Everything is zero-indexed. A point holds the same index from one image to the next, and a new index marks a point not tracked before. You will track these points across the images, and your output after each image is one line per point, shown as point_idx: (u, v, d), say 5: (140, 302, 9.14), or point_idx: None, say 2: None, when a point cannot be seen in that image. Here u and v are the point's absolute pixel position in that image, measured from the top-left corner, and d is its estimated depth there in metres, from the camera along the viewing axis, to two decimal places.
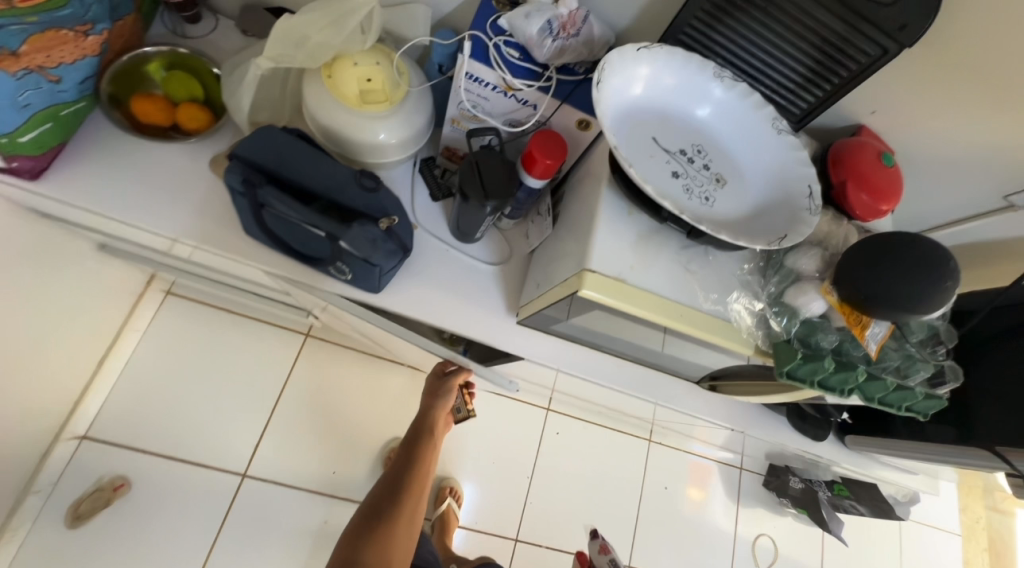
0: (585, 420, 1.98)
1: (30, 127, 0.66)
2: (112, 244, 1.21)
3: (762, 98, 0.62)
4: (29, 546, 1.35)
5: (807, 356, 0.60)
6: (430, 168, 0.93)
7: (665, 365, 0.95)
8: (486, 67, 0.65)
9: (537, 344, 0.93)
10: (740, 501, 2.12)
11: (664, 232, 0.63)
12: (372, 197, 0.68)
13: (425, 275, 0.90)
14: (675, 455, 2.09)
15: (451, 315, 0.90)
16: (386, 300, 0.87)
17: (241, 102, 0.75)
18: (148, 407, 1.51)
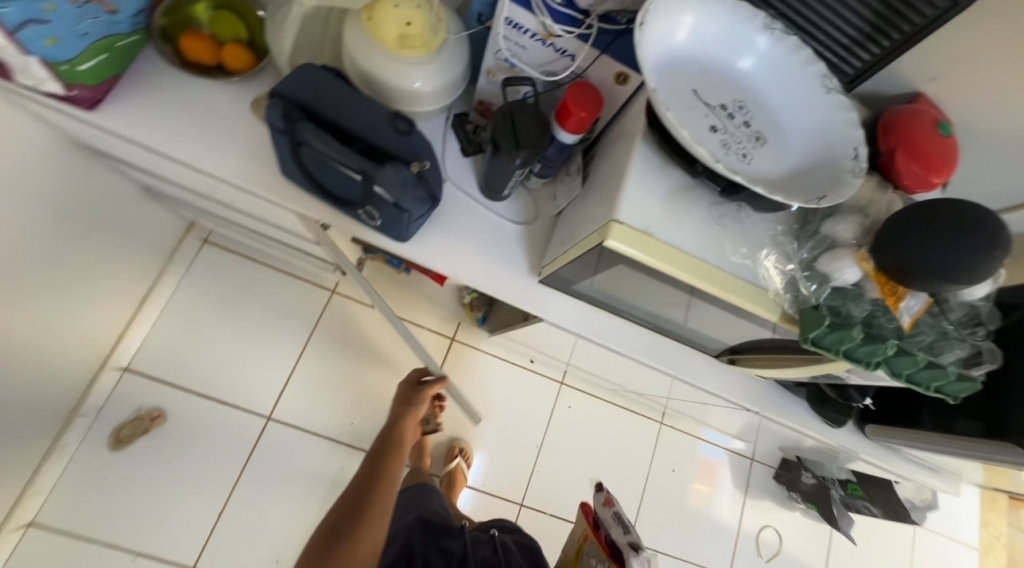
0: (597, 397, 2.01)
1: (89, 56, 0.70)
2: (156, 186, 1.27)
3: (814, 52, 0.59)
4: (75, 462, 1.47)
5: (836, 324, 0.59)
6: (462, 123, 0.93)
7: (685, 337, 0.94)
8: (526, 12, 0.64)
9: (556, 306, 0.93)
10: (749, 492, 2.11)
11: (696, 190, 0.62)
12: (405, 140, 0.69)
13: (451, 229, 0.91)
14: (686, 441, 2.09)
15: (474, 271, 0.91)
16: (412, 251, 0.89)
17: (283, 43, 0.77)
18: (185, 347, 1.60)
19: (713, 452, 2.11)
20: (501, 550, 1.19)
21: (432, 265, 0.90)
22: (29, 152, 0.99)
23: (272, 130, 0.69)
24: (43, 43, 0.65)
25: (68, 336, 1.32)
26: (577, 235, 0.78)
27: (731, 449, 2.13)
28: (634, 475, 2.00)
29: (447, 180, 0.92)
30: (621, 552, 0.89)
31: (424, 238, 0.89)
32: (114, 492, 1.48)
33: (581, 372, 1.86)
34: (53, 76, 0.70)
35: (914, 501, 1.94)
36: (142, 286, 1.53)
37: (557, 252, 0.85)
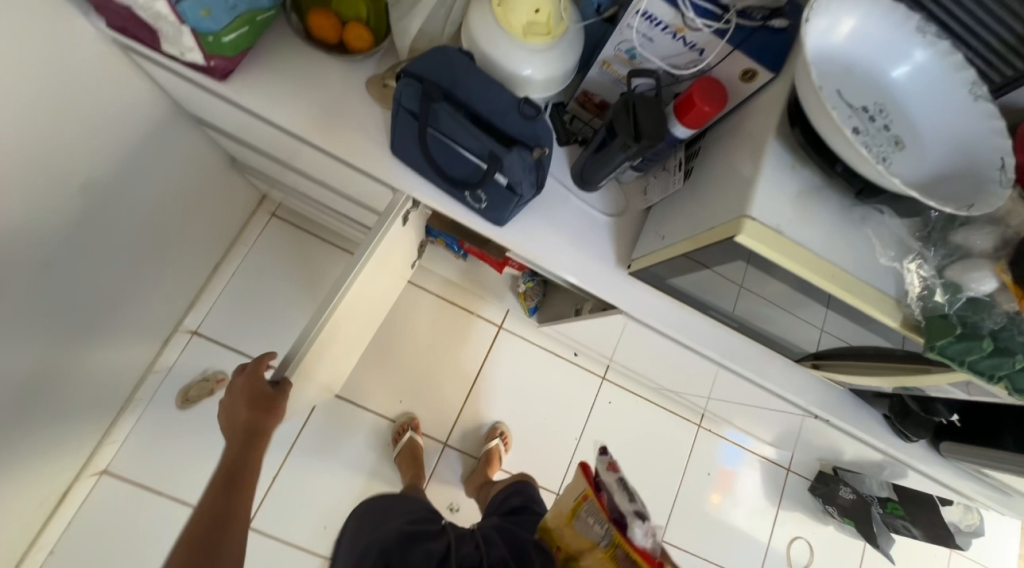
0: (638, 395, 2.03)
1: (233, 29, 0.73)
2: (243, 157, 1.32)
3: (963, 58, 0.59)
4: (146, 418, 1.54)
5: (964, 334, 0.59)
6: (560, 112, 0.94)
7: (767, 339, 0.94)
8: (667, 5, 0.66)
9: (638, 297, 0.95)
10: (782, 503, 2.11)
11: (827, 191, 0.62)
12: (529, 124, 0.71)
13: (544, 219, 0.93)
14: (721, 445, 2.10)
15: (561, 258, 0.93)
16: (503, 235, 0.91)
17: (409, 26, 0.78)
18: (249, 315, 1.66)
19: (746, 459, 2.11)
20: (483, 546, 1.08)
21: (520, 250, 0.92)
22: (143, 117, 1.04)
23: (399, 109, 0.72)
24: (198, 13, 0.69)
25: (150, 296, 1.39)
26: (679, 230, 0.78)
27: (764, 456, 2.13)
28: (666, 475, 2.02)
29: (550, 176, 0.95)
30: (625, 518, 0.89)
31: (517, 223, 0.92)
32: (179, 449, 1.56)
33: (624, 367, 1.88)
34: (199, 46, 0.74)
35: (960, 525, 1.92)
36: (214, 255, 1.59)
37: (652, 246, 0.86)
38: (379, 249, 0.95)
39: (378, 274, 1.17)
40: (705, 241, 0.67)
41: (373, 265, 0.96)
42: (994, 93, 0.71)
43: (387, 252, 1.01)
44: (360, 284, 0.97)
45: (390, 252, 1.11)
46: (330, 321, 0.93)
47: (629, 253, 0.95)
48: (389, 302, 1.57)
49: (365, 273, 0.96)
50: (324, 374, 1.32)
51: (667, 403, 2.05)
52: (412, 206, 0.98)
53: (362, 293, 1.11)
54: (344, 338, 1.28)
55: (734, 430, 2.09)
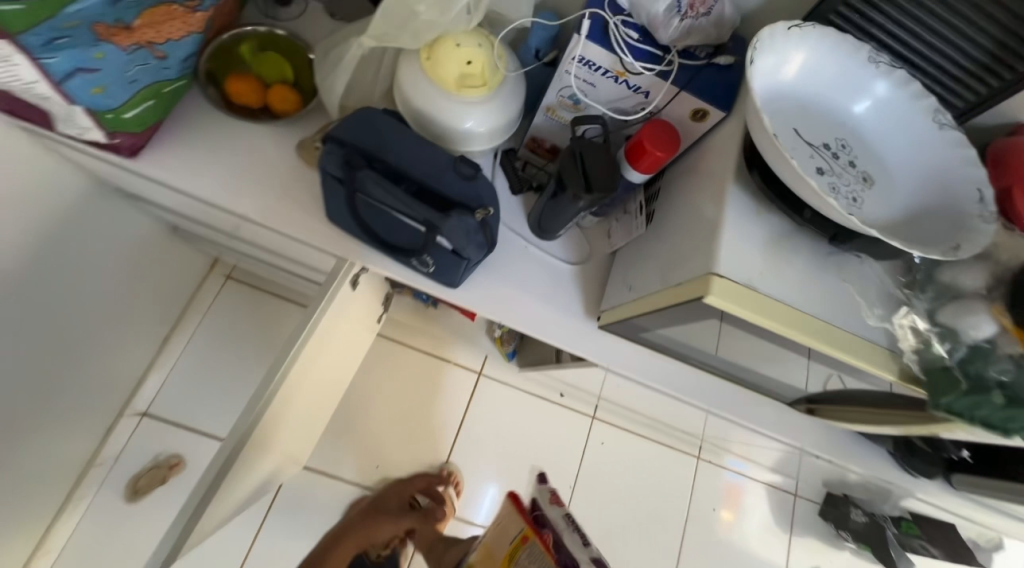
0: (630, 431, 1.93)
1: (134, 103, 0.67)
2: (184, 226, 1.23)
3: (922, 86, 0.55)
4: (90, 516, 1.39)
5: (970, 389, 0.52)
6: (511, 159, 0.88)
7: (754, 384, 0.87)
8: (604, 49, 0.61)
9: (613, 350, 0.87)
10: (794, 530, 2.00)
11: (799, 238, 0.56)
12: (469, 185, 0.65)
13: (506, 277, 0.86)
14: (723, 476, 1.99)
15: (528, 318, 0.85)
16: (463, 298, 0.83)
17: (335, 84, 0.72)
18: (205, 389, 1.53)
19: (750, 488, 2.01)
20: None
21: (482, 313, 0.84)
22: (59, 196, 0.95)
23: (325, 177, 0.64)
24: (88, 91, 0.62)
25: (92, 383, 1.27)
26: (647, 282, 0.72)
27: (770, 483, 2.03)
28: (668, 515, 1.90)
29: (507, 230, 0.88)
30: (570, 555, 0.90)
31: (476, 283, 0.84)
32: (129, 549, 1.39)
33: (613, 405, 1.78)
34: (97, 124, 0.67)
35: (979, 541, 1.80)
36: (162, 329, 1.47)
37: (621, 299, 0.79)
38: (328, 325, 0.86)
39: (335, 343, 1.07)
40: (673, 300, 0.59)
41: (320, 341, 0.87)
42: (961, 115, 0.68)
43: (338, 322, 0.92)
44: (308, 362, 0.88)
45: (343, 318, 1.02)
46: (271, 407, 0.81)
47: (598, 304, 0.88)
48: (353, 363, 1.47)
49: (312, 351, 0.86)
50: (281, 452, 1.19)
51: (663, 437, 1.95)
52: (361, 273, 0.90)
53: (315, 365, 1.00)
54: (303, 411, 1.17)
55: (737, 461, 1.97)
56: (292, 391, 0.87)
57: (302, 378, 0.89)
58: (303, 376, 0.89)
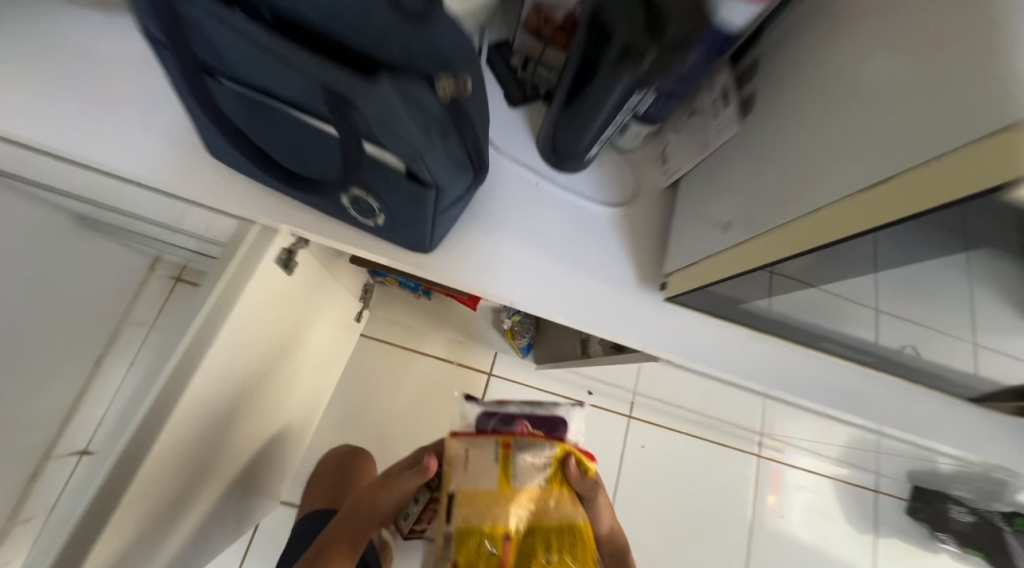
0: (675, 429, 1.62)
1: None
2: (98, 218, 0.94)
3: None
4: None
5: None
6: (504, 54, 0.59)
7: (901, 366, 0.58)
8: None
9: (685, 334, 0.58)
10: (876, 532, 1.69)
11: None
12: (417, 34, 0.32)
13: (517, 233, 0.55)
14: (789, 475, 1.68)
15: (556, 295, 0.54)
16: (454, 271, 0.53)
17: None
18: None
19: (818, 486, 1.70)
20: None
21: (487, 292, 0.53)
22: None
23: (160, 47, 0.36)
24: None
25: None
26: (777, 214, 0.43)
27: (846, 480, 1.71)
28: (726, 524, 1.60)
29: (511, 163, 0.57)
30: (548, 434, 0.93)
31: (472, 247, 0.54)
32: None
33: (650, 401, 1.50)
34: None
35: None
36: (93, 350, 1.15)
37: (716, 249, 0.49)
38: (243, 325, 0.56)
39: (284, 353, 0.78)
40: (862, 224, 0.37)
41: (238, 350, 0.58)
42: None
43: (268, 322, 0.63)
44: (223, 384, 0.59)
45: (292, 319, 0.73)
46: (163, 461, 0.52)
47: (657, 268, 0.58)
48: (331, 373, 1.18)
49: (226, 366, 0.57)
50: (241, 499, 0.92)
51: (713, 434, 1.63)
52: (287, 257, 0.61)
53: (254, 388, 0.71)
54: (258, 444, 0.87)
55: (795, 453, 1.64)
56: (203, 427, 0.59)
57: (218, 406, 0.60)
58: (220, 403, 0.60)
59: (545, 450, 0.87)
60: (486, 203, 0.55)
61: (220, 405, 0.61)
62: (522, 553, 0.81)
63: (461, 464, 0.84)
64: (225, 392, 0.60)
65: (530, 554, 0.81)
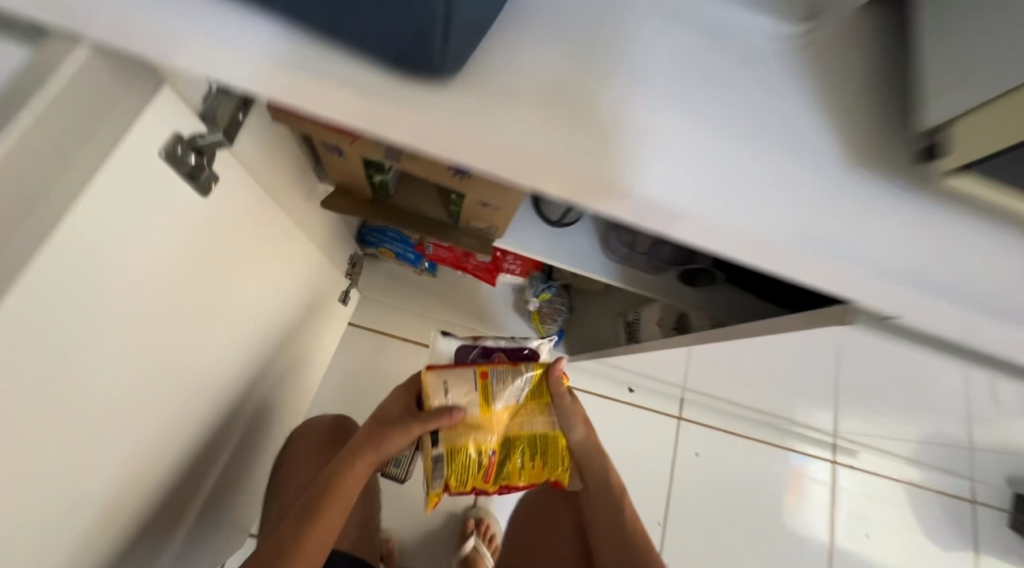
0: (733, 432, 1.36)
1: None
2: None
3: None
4: None
5: None
6: None
7: None
8: None
9: (926, 240, 0.35)
10: (976, 548, 1.42)
11: None
12: None
13: (666, 85, 0.33)
14: (867, 482, 1.41)
15: (745, 191, 0.32)
16: (575, 144, 0.29)
17: None
18: None
19: (899, 495, 1.43)
20: None
21: (629, 185, 0.30)
22: None
23: None
24: None
25: None
26: None
27: (934, 486, 1.44)
28: (799, 544, 1.32)
29: None
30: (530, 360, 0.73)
31: (595, 102, 0.31)
32: None
33: (701, 396, 1.25)
34: None
35: None
36: None
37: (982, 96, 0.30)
38: (92, 219, 0.32)
39: (226, 312, 0.53)
40: None
41: (89, 264, 0.33)
42: None
43: (170, 236, 0.39)
44: (70, 324, 0.34)
45: (232, 258, 0.49)
46: None
47: (896, 154, 0.36)
48: (319, 356, 0.95)
49: (63, 291, 0.32)
50: (189, 527, 0.67)
51: (777, 433, 1.38)
52: (195, 162, 0.37)
53: (172, 351, 0.47)
54: (203, 453, 0.62)
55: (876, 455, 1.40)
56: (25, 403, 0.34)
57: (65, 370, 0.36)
58: (64, 364, 0.35)
59: (524, 374, 0.68)
60: (605, 38, 0.33)
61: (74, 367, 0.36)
62: (507, 465, 0.69)
63: (443, 398, 0.66)
64: (74, 347, 0.35)
65: (513, 463, 0.70)
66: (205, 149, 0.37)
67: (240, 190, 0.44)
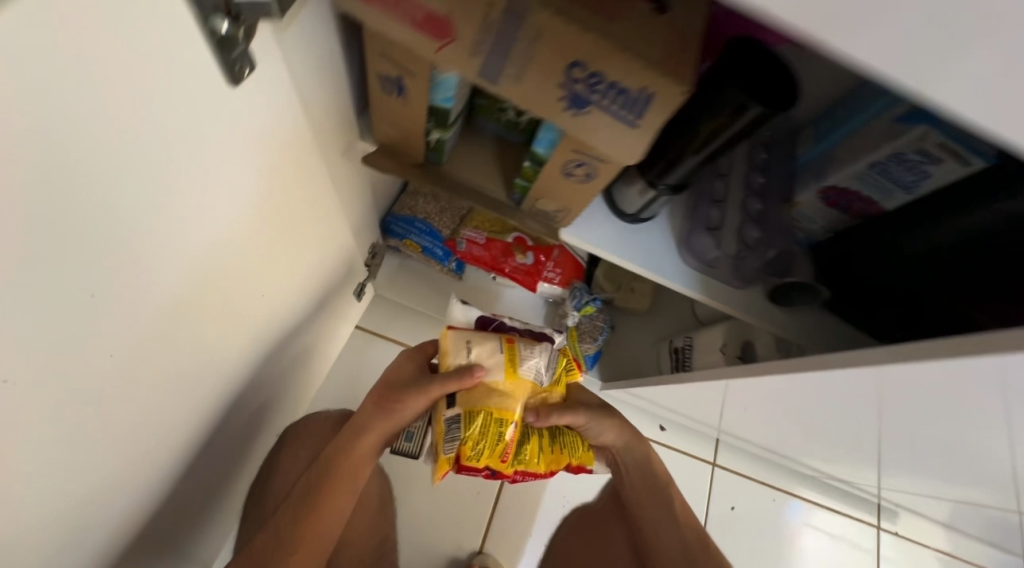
0: (772, 487, 1.21)
1: None
2: None
3: None
4: None
5: None
6: None
7: None
8: None
9: None
10: None
11: None
12: None
13: None
14: (914, 554, 1.27)
15: None
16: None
17: None
18: None
19: None
20: None
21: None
22: None
23: None
24: None
25: None
26: None
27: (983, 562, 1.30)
28: None
29: None
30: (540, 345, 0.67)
31: None
32: None
33: (740, 442, 1.12)
34: None
35: None
36: None
37: None
38: (111, 58, 0.21)
39: (257, 263, 0.43)
40: None
41: (96, 132, 0.22)
42: None
43: (212, 132, 0.28)
44: (56, 219, 0.22)
45: (265, 196, 0.38)
46: None
47: None
48: (326, 352, 0.82)
49: (52, 164, 0.21)
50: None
51: (818, 491, 1.24)
52: (229, 32, 0.25)
53: (196, 295, 0.36)
54: (163, 477, 0.46)
55: (923, 524, 1.26)
56: None
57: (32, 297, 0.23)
58: (30, 287, 0.23)
59: (547, 347, 0.60)
60: None
61: (51, 290, 0.24)
62: (528, 440, 0.59)
63: (462, 358, 0.57)
64: (52, 261, 0.23)
65: (534, 440, 0.59)
66: (242, 15, 0.25)
67: (280, 104, 0.34)
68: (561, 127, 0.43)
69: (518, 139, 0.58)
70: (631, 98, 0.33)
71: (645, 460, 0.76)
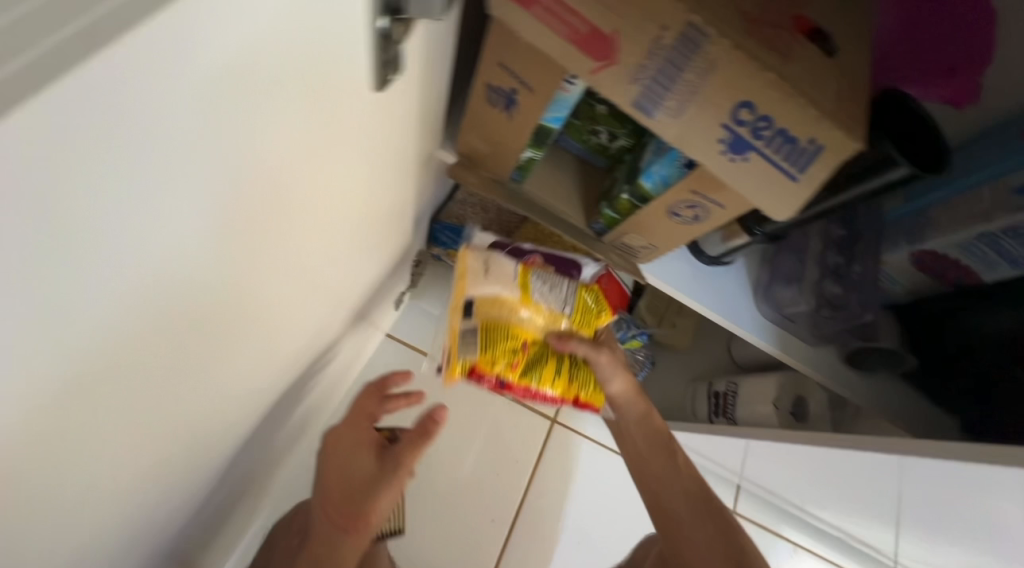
0: (791, 541, 1.17)
1: None
2: None
3: None
4: None
5: None
6: None
7: None
8: None
9: None
10: None
11: None
12: None
13: None
14: None
15: None
16: None
17: None
18: None
19: None
20: None
21: None
22: None
23: None
24: None
25: None
26: None
27: None
28: None
29: None
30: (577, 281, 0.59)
31: None
32: None
33: (763, 492, 1.07)
34: None
35: None
36: None
37: None
38: (256, 50, 0.17)
39: (319, 271, 0.38)
40: None
41: (234, 132, 0.19)
42: None
43: (326, 133, 0.25)
44: (122, 254, 0.18)
45: (349, 203, 0.34)
46: None
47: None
48: (353, 361, 0.77)
49: (172, 171, 0.17)
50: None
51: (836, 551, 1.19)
52: (385, 27, 0.23)
53: (253, 312, 0.31)
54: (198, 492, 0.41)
55: None
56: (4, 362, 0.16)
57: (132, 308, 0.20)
58: (130, 305, 0.20)
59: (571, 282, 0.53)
60: None
61: (102, 333, 0.19)
62: (541, 365, 0.51)
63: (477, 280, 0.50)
64: (153, 276, 0.20)
65: (548, 365, 0.51)
66: (406, 16, 0.22)
67: (397, 109, 0.31)
68: (687, 162, 0.39)
69: (602, 164, 0.54)
70: (797, 149, 0.29)
71: (646, 416, 0.56)
